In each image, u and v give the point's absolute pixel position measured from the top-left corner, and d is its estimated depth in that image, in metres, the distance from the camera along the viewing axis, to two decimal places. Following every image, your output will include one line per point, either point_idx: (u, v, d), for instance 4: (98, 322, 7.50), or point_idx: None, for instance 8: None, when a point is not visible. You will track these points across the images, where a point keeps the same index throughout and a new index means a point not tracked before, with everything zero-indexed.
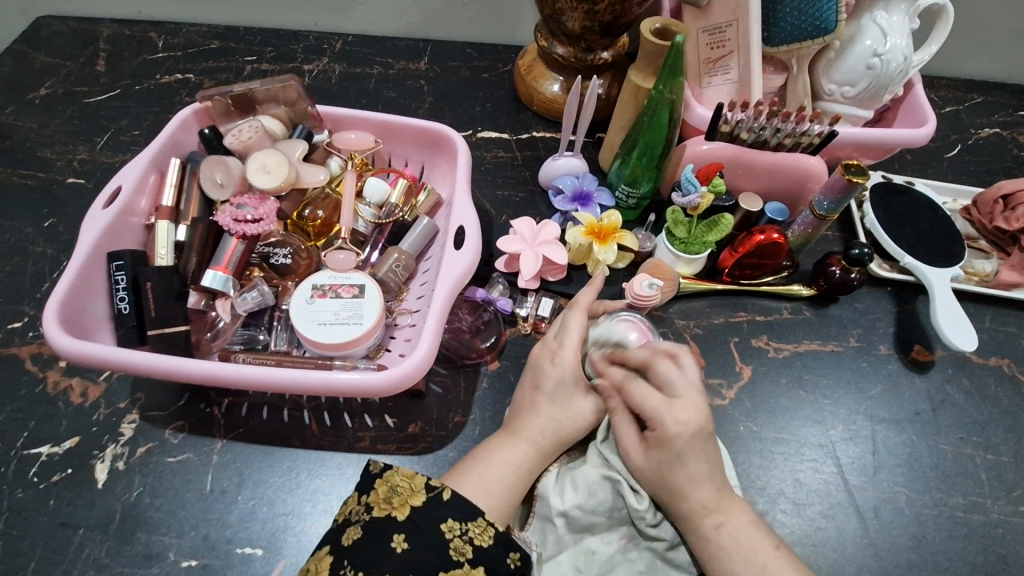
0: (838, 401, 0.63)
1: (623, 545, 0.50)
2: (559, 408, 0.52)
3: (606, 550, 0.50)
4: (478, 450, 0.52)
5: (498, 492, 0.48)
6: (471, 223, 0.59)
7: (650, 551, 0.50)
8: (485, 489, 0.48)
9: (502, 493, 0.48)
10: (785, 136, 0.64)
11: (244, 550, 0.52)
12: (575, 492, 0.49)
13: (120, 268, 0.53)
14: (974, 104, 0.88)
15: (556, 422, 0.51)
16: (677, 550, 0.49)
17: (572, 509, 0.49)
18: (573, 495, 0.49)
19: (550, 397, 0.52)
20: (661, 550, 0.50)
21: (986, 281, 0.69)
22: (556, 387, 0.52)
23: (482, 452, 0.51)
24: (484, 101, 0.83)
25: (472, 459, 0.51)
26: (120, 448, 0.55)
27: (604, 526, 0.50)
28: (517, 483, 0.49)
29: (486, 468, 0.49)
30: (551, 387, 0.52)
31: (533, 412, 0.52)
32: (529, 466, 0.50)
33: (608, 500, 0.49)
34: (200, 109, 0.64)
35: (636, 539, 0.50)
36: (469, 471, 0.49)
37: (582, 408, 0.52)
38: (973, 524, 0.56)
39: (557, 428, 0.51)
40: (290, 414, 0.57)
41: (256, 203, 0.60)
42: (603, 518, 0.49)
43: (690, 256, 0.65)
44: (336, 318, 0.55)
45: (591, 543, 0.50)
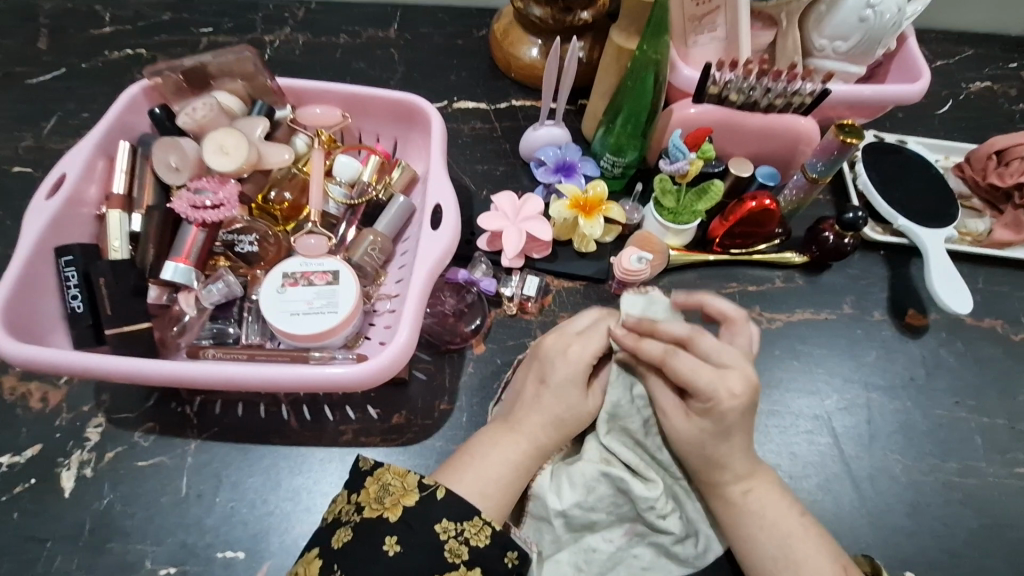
0: (833, 370, 0.61)
1: (626, 541, 0.50)
2: (563, 402, 0.49)
3: (607, 548, 0.50)
4: (475, 443, 0.49)
5: (493, 492, 0.46)
6: (448, 202, 0.55)
7: (654, 545, 0.50)
8: (479, 485, 0.46)
9: (499, 488, 0.46)
10: (776, 97, 0.61)
11: (225, 553, 0.49)
12: (572, 490, 0.48)
13: (69, 263, 0.50)
14: (965, 57, 0.85)
15: (556, 417, 0.49)
16: (681, 544, 0.50)
17: (570, 509, 0.48)
18: (571, 493, 0.48)
19: (555, 390, 0.49)
20: (668, 544, 0.50)
21: (979, 242, 0.67)
22: (562, 383, 0.49)
23: (474, 445, 0.49)
24: (459, 69, 0.79)
25: (465, 452, 0.49)
26: (87, 454, 0.52)
27: (606, 523, 0.50)
28: (510, 479, 0.47)
29: (480, 462, 0.47)
30: (560, 384, 0.49)
31: (534, 404, 0.50)
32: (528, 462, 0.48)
33: (607, 496, 0.49)
34: (150, 86, 0.59)
35: (638, 535, 0.50)
36: (462, 466, 0.47)
37: (586, 404, 0.50)
38: (969, 489, 0.56)
39: (561, 421, 0.49)
40: (267, 410, 0.55)
41: (216, 187, 0.56)
42: (603, 515, 0.49)
43: (679, 227, 0.62)
44: (310, 308, 0.52)
45: (592, 540, 0.50)
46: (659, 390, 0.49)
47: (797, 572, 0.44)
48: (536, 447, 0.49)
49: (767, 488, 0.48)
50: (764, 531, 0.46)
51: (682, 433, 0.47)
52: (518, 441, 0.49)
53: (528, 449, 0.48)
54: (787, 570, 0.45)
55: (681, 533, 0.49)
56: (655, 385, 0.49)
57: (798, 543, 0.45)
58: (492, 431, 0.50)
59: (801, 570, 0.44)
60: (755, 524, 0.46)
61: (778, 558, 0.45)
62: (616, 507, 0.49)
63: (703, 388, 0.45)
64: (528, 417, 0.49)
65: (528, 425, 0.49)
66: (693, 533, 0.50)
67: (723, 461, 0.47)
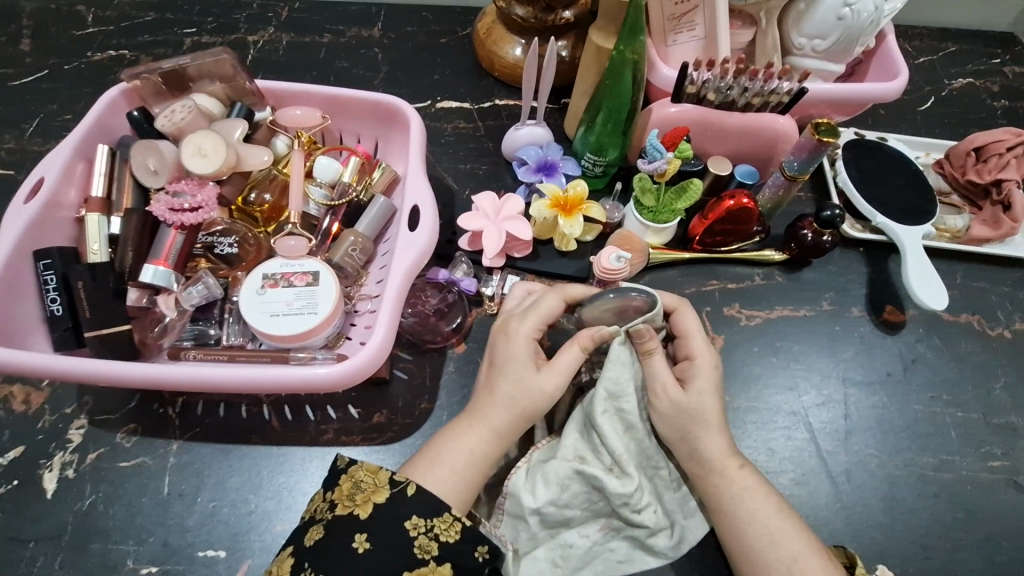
0: (811, 366, 0.62)
1: (602, 536, 0.51)
2: (512, 381, 0.50)
3: (583, 543, 0.50)
4: (438, 435, 0.50)
5: (454, 478, 0.47)
6: (425, 202, 0.56)
7: (630, 539, 0.51)
8: (438, 476, 0.46)
9: (457, 474, 0.47)
10: (753, 96, 0.62)
11: (207, 553, 0.50)
12: (547, 489, 0.49)
13: (48, 267, 0.50)
14: (947, 54, 0.85)
15: (507, 395, 0.49)
16: (656, 537, 0.50)
17: (546, 507, 0.49)
18: (545, 491, 0.49)
19: (504, 372, 0.50)
20: (643, 537, 0.50)
21: (958, 238, 0.68)
22: (507, 362, 0.50)
23: (439, 439, 0.49)
24: (443, 68, 0.79)
25: (430, 447, 0.49)
26: (69, 456, 0.53)
27: (580, 519, 0.50)
28: (472, 468, 0.48)
29: (441, 453, 0.48)
30: (505, 363, 0.50)
31: (490, 392, 0.50)
32: (485, 449, 0.48)
33: (581, 492, 0.49)
34: (128, 89, 0.59)
35: (614, 530, 0.51)
36: (428, 463, 0.47)
37: (539, 379, 0.49)
38: (943, 482, 0.57)
39: (513, 399, 0.49)
40: (248, 411, 0.55)
41: (194, 189, 0.56)
42: (578, 511, 0.50)
43: (659, 226, 0.63)
44: (289, 309, 0.52)
45: (568, 536, 0.50)
46: (658, 368, 0.50)
47: (791, 548, 0.45)
48: (493, 432, 0.49)
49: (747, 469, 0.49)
50: (753, 509, 0.47)
51: (682, 404, 0.49)
52: (474, 426, 0.49)
53: (482, 432, 0.49)
54: (778, 549, 0.45)
55: (656, 527, 0.50)
56: (655, 365, 0.50)
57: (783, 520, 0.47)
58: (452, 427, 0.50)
59: (793, 546, 0.45)
60: (748, 503, 0.47)
61: (772, 533, 0.46)
62: (591, 503, 0.50)
63: (700, 344, 0.51)
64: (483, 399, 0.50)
65: (486, 411, 0.49)
66: (669, 526, 0.51)
67: (712, 434, 0.49)
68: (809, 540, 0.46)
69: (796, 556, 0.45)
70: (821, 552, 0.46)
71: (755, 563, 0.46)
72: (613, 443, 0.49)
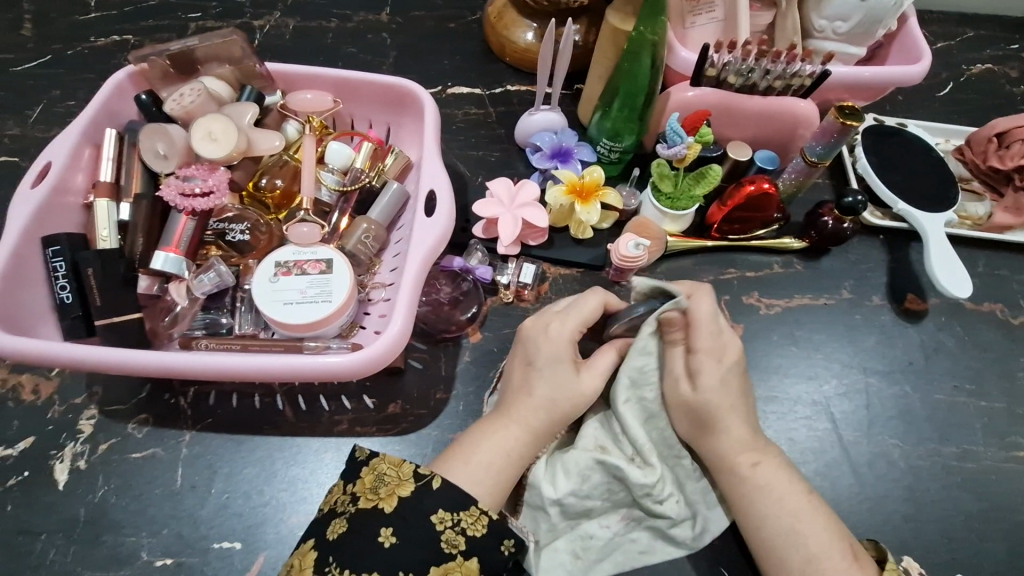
0: (831, 355, 0.61)
1: (622, 526, 0.50)
2: (550, 381, 0.49)
3: (603, 535, 0.50)
4: (467, 434, 0.49)
5: (485, 479, 0.45)
6: (442, 187, 0.55)
7: (651, 529, 0.50)
8: (464, 470, 0.45)
9: (490, 477, 0.46)
10: (774, 79, 0.60)
11: (222, 545, 0.49)
12: (567, 479, 0.48)
13: (57, 254, 0.49)
14: (965, 38, 0.84)
15: (547, 399, 0.48)
16: (677, 527, 0.50)
17: (566, 498, 0.48)
18: (566, 482, 0.48)
19: (542, 372, 0.49)
20: (664, 528, 0.50)
21: (978, 226, 0.67)
22: (547, 363, 0.49)
23: (469, 436, 0.48)
24: (452, 53, 0.77)
25: (459, 445, 0.47)
26: (80, 447, 0.52)
27: (601, 510, 0.50)
28: (501, 465, 0.46)
29: (472, 452, 0.47)
30: (546, 364, 0.49)
31: (526, 391, 0.49)
32: (521, 449, 0.47)
33: (602, 483, 0.48)
34: (135, 72, 0.57)
35: (634, 520, 0.50)
36: (455, 457, 0.46)
37: (580, 384, 0.49)
38: (967, 472, 0.56)
39: (552, 402, 0.48)
40: (261, 401, 0.54)
41: (205, 174, 0.54)
42: (598, 502, 0.49)
43: (677, 212, 0.61)
44: (303, 297, 0.51)
45: (589, 527, 0.50)
46: (673, 362, 0.49)
47: (806, 549, 0.43)
48: (519, 424, 0.48)
49: (763, 466, 0.47)
50: (771, 509, 0.45)
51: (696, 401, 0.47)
52: (505, 425, 0.48)
53: (516, 429, 0.48)
54: (791, 550, 0.44)
55: (677, 517, 0.49)
56: (675, 358, 0.49)
57: (804, 523, 0.44)
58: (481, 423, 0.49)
59: (809, 548, 0.43)
60: (761, 501, 0.45)
61: (786, 535, 0.44)
62: (612, 494, 0.49)
63: (704, 337, 0.48)
64: (523, 403, 0.49)
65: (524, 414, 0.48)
66: (691, 517, 0.50)
67: (726, 427, 0.47)
68: (833, 539, 0.44)
69: (812, 557, 0.43)
70: (843, 551, 0.43)
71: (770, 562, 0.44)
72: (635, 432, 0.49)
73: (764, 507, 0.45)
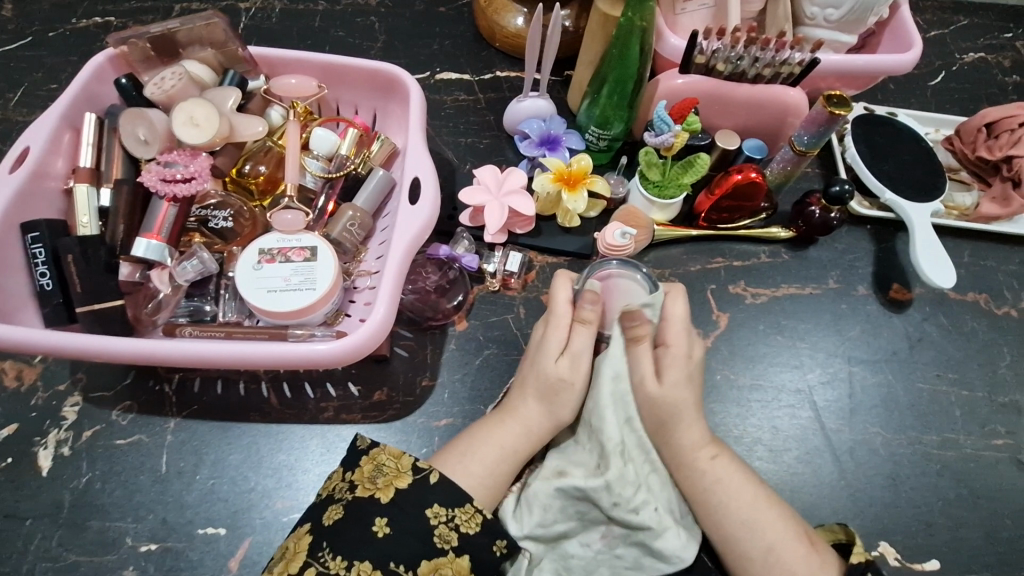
0: (816, 345, 0.61)
1: (604, 544, 0.49)
2: (535, 370, 0.51)
3: (584, 553, 0.49)
4: (468, 431, 0.50)
5: (477, 471, 0.47)
6: (426, 175, 0.54)
7: (636, 545, 0.48)
8: (463, 468, 0.47)
9: (482, 467, 0.47)
10: (764, 67, 0.60)
11: (206, 530, 0.50)
12: (531, 514, 0.48)
13: (36, 240, 0.49)
14: (960, 27, 0.83)
15: (540, 391, 0.50)
16: (663, 539, 0.47)
17: (534, 530, 0.48)
18: (531, 517, 0.48)
19: (532, 358, 0.52)
20: (648, 543, 0.47)
21: (966, 216, 0.67)
22: (539, 349, 0.51)
23: (472, 433, 0.50)
24: (442, 38, 0.76)
25: (460, 441, 0.49)
26: (65, 433, 0.52)
27: (576, 529, 0.49)
28: (492, 456, 0.48)
29: (470, 447, 0.49)
30: (539, 351, 0.51)
31: (521, 381, 0.52)
32: (513, 444, 0.49)
33: (563, 506, 0.48)
34: (115, 54, 0.56)
35: (617, 538, 0.49)
36: (455, 455, 0.48)
37: (553, 368, 0.50)
38: (946, 459, 0.57)
39: (544, 393, 0.50)
40: (246, 388, 0.54)
41: (187, 160, 0.53)
42: (570, 523, 0.49)
43: (665, 201, 0.61)
44: (287, 285, 0.51)
45: (568, 547, 0.49)
46: (638, 360, 0.50)
47: (767, 538, 0.45)
48: (521, 423, 0.50)
49: (721, 459, 0.49)
50: (728, 501, 0.47)
51: (655, 399, 0.49)
52: (504, 421, 0.50)
53: (517, 431, 0.50)
54: (753, 539, 0.46)
55: (657, 527, 0.47)
56: (639, 353, 0.50)
57: (760, 521, 0.46)
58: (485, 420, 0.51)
59: (768, 539, 0.45)
60: (721, 494, 0.47)
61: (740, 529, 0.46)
62: (581, 514, 0.49)
63: (673, 332, 0.50)
64: (523, 400, 0.50)
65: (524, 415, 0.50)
66: (674, 526, 0.48)
67: (687, 426, 0.49)
68: (788, 529, 0.46)
69: (773, 546, 0.45)
70: (800, 536, 0.46)
71: (733, 556, 0.46)
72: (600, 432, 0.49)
73: (720, 500, 0.47)
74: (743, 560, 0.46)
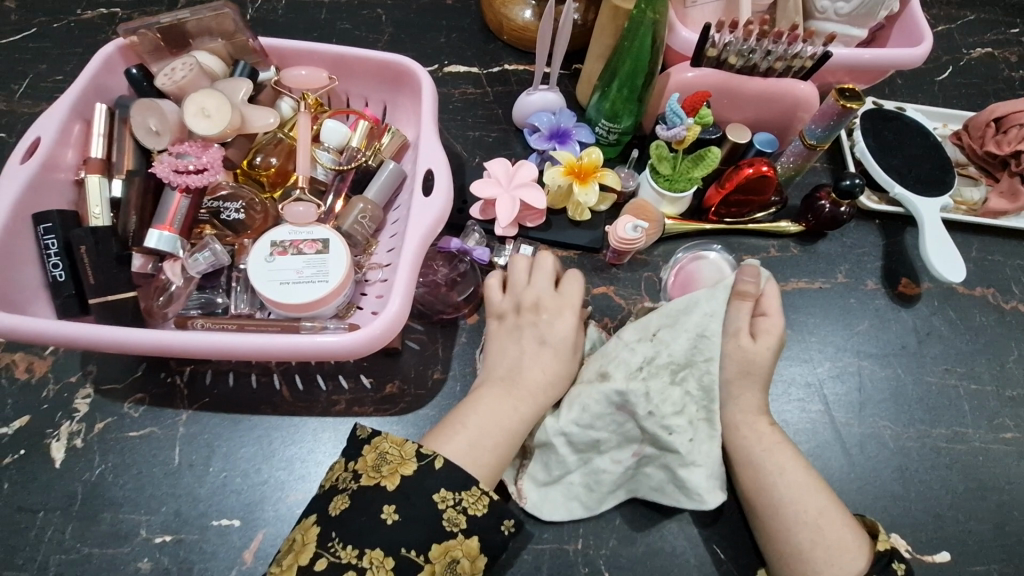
0: (826, 338, 0.62)
1: (634, 462, 0.50)
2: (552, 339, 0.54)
3: (615, 470, 0.50)
4: (460, 409, 0.50)
5: (485, 461, 0.47)
6: (440, 167, 0.54)
7: (664, 469, 0.50)
8: (472, 458, 0.46)
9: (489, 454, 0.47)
10: (776, 60, 0.59)
11: (220, 522, 0.49)
12: (570, 410, 0.50)
13: (48, 231, 0.48)
14: (967, 22, 0.83)
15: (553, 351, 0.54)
16: (690, 472, 0.49)
17: (568, 427, 0.49)
18: (568, 412, 0.50)
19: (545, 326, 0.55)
20: (676, 470, 0.49)
21: (974, 211, 0.67)
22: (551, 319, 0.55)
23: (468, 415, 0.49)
24: (449, 31, 0.76)
25: (449, 421, 0.49)
26: (76, 425, 0.52)
27: (612, 444, 0.50)
28: (499, 445, 0.48)
29: (471, 433, 0.47)
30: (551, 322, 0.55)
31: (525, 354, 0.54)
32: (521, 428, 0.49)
33: (606, 413, 0.49)
34: (124, 45, 0.56)
35: (647, 457, 0.50)
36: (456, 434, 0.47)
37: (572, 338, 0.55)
38: (955, 453, 0.57)
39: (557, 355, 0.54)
40: (258, 380, 0.54)
41: (199, 151, 0.53)
42: (605, 434, 0.50)
43: (675, 194, 0.61)
44: (300, 278, 0.50)
45: (600, 462, 0.50)
46: (739, 314, 0.53)
47: (815, 504, 0.47)
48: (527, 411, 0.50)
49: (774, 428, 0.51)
50: (780, 464, 0.48)
51: (744, 354, 0.52)
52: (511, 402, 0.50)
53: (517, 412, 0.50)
54: (801, 503, 0.47)
55: (688, 457, 0.49)
56: (737, 309, 0.53)
57: (807, 488, 0.47)
58: (477, 391, 0.51)
59: (817, 502, 0.47)
60: (774, 458, 0.49)
61: (785, 492, 0.47)
62: (619, 426, 0.50)
63: (771, 305, 0.54)
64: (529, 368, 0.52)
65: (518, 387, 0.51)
66: (704, 466, 0.49)
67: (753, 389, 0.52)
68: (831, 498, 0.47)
69: (821, 511, 0.46)
70: (845, 510, 0.47)
71: (779, 516, 0.47)
72: (667, 347, 0.50)
73: (766, 460, 0.49)
74: (786, 524, 0.46)
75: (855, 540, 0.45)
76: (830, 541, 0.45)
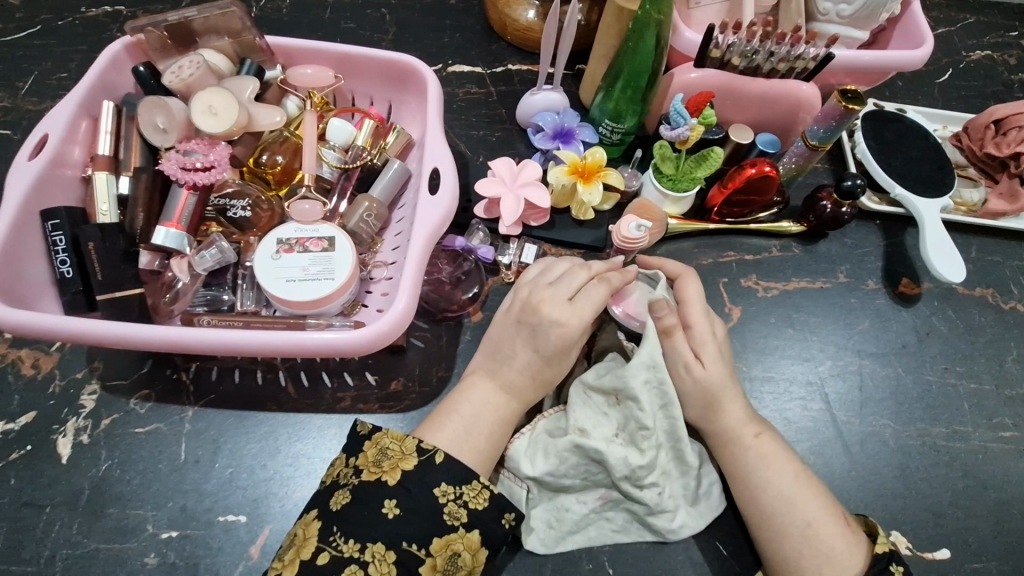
0: (826, 338, 0.62)
1: (598, 505, 0.51)
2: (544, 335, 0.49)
3: (579, 509, 0.50)
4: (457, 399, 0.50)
5: (484, 447, 0.48)
6: (446, 165, 0.54)
7: (628, 512, 0.51)
8: (475, 447, 0.47)
9: (488, 443, 0.48)
10: (778, 61, 0.60)
11: (227, 518, 0.50)
12: (546, 460, 0.49)
13: (56, 228, 0.49)
14: (966, 25, 0.84)
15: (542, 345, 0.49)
16: (656, 517, 0.50)
17: (543, 476, 0.49)
18: (544, 462, 0.49)
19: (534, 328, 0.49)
20: (641, 514, 0.50)
21: (973, 212, 0.68)
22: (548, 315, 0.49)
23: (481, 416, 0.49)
24: (453, 31, 0.76)
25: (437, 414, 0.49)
26: (83, 421, 0.52)
27: (579, 487, 0.50)
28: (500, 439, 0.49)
29: (473, 423, 0.48)
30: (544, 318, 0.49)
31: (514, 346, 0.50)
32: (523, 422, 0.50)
33: (579, 464, 0.49)
34: (131, 43, 0.56)
35: (612, 501, 0.51)
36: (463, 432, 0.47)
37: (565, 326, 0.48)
38: (955, 452, 0.58)
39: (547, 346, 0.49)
40: (264, 377, 0.55)
41: (206, 149, 0.54)
42: (575, 480, 0.50)
43: (678, 194, 0.61)
44: (306, 275, 0.51)
45: (565, 500, 0.50)
46: (677, 349, 0.50)
47: (807, 515, 0.46)
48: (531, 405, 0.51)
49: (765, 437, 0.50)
50: (773, 474, 0.48)
51: (700, 382, 0.50)
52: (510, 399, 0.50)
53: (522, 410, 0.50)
54: (795, 514, 0.46)
55: (656, 506, 0.50)
56: (675, 343, 0.50)
57: (799, 500, 0.47)
58: (468, 378, 0.51)
59: (810, 512, 0.46)
60: (766, 469, 0.48)
61: (778, 505, 0.47)
62: (590, 474, 0.50)
63: (697, 315, 0.52)
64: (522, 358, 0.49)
65: (508, 371, 0.50)
66: (672, 510, 0.50)
67: (729, 402, 0.51)
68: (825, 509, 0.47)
69: (811, 523, 0.46)
70: (839, 519, 0.47)
71: (769, 529, 0.47)
72: (636, 415, 0.49)
73: (761, 471, 0.48)
74: (778, 533, 0.46)
75: (849, 550, 0.45)
76: (821, 550, 0.45)
